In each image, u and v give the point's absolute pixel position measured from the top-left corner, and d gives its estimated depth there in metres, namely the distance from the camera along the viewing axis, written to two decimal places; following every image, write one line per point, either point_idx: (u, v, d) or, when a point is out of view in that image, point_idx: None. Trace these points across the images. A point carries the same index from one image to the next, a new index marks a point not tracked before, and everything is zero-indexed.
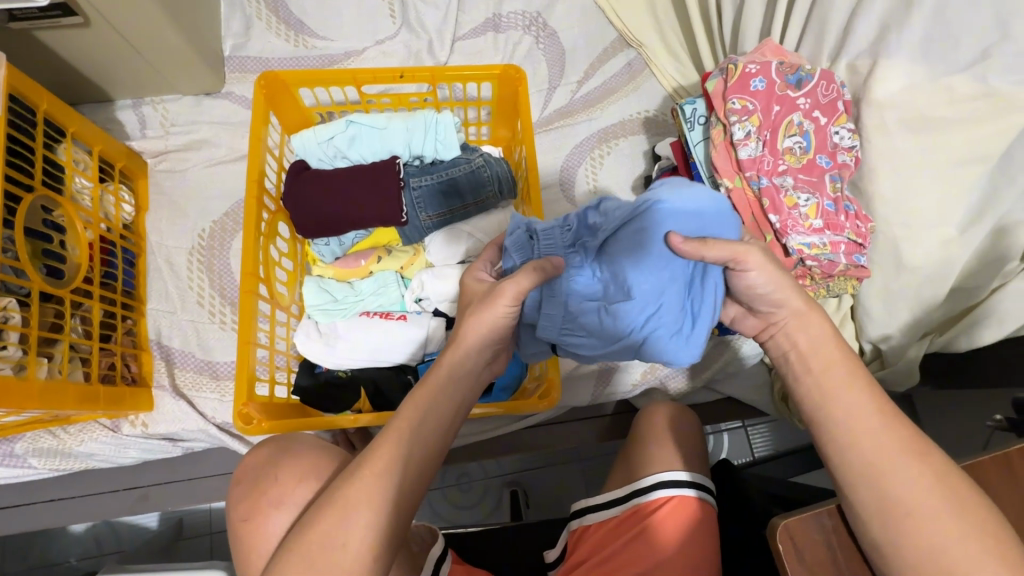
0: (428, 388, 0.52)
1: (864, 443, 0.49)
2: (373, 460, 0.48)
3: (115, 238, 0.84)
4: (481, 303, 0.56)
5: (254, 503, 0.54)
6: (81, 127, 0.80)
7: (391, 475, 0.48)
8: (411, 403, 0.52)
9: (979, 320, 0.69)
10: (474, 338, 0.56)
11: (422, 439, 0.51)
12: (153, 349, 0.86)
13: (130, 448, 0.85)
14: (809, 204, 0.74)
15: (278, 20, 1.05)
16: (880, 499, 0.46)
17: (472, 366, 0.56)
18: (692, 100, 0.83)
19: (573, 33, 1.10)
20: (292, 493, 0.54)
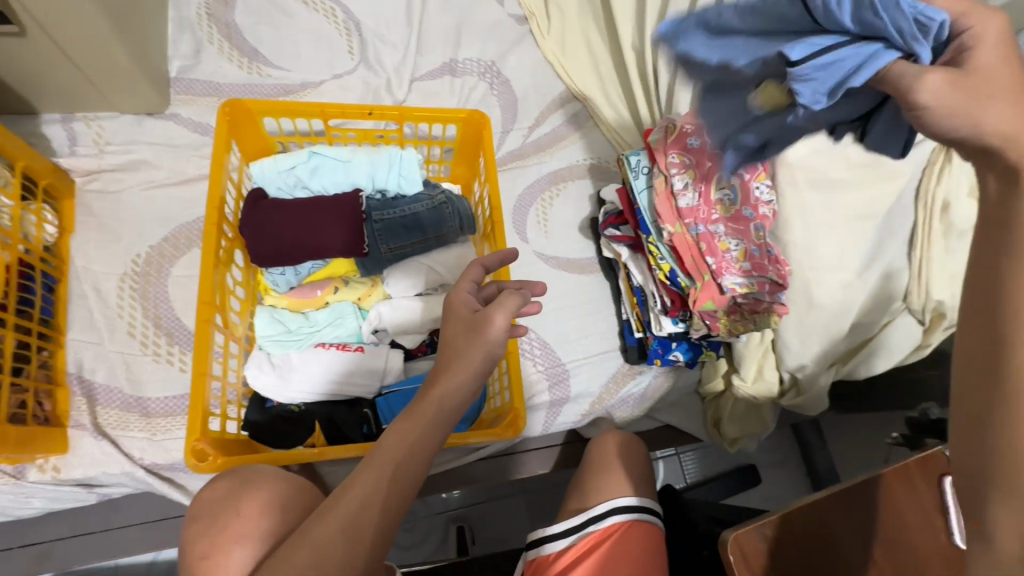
0: (411, 417, 0.51)
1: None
2: (353, 493, 0.47)
3: (35, 261, 0.77)
4: (468, 332, 0.54)
5: (216, 539, 0.50)
6: (5, 140, 0.74)
7: (367, 508, 0.47)
8: (397, 431, 0.50)
9: (875, 352, 0.87)
10: (454, 378, 0.52)
11: (406, 470, 0.49)
12: (72, 384, 0.78)
13: (35, 497, 0.75)
14: (739, 249, 0.82)
15: (231, 46, 1.04)
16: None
17: (462, 386, 0.52)
18: (636, 153, 0.90)
19: (525, 82, 1.18)
20: (259, 525, 0.51)
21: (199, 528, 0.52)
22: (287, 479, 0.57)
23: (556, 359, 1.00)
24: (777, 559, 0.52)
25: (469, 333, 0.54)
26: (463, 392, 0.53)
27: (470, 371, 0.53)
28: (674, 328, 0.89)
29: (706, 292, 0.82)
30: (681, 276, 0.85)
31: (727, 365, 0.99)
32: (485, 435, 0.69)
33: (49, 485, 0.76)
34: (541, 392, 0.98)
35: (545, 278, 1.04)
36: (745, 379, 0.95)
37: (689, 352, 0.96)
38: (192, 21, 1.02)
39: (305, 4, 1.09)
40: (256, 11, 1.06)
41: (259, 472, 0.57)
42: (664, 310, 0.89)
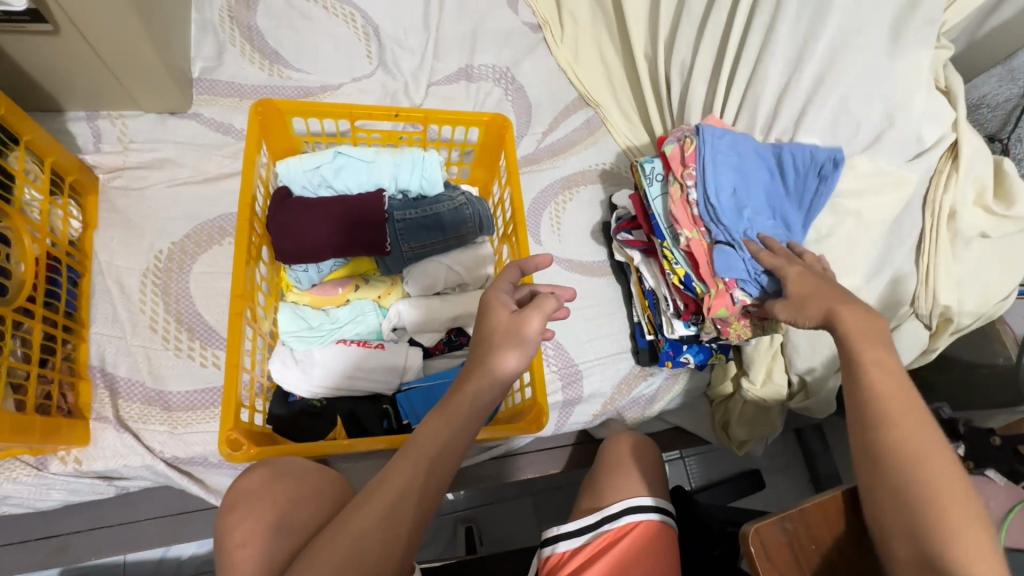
0: (445, 412, 0.52)
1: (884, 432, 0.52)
2: (389, 486, 0.49)
3: (61, 254, 0.78)
4: (506, 334, 0.55)
5: (254, 526, 0.52)
6: (36, 135, 0.75)
7: (403, 500, 0.48)
8: (431, 426, 0.52)
9: None
10: (485, 380, 0.54)
11: (440, 463, 0.51)
12: (94, 377, 0.79)
13: (54, 490, 0.76)
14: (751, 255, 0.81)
15: (253, 49, 1.06)
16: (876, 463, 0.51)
17: (497, 385, 0.54)
18: (650, 159, 0.91)
19: (539, 89, 1.20)
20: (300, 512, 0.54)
21: (234, 515, 0.53)
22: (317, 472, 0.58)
23: (569, 360, 1.01)
24: (797, 554, 0.54)
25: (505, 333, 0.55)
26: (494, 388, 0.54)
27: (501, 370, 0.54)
28: (686, 331, 0.90)
29: (720, 300, 0.81)
30: (696, 281, 0.85)
31: (736, 368, 1.01)
32: (509, 429, 0.71)
33: (69, 477, 0.76)
34: (554, 391, 0.99)
35: (557, 281, 1.06)
36: (755, 382, 0.97)
37: (700, 355, 0.97)
38: (215, 23, 1.04)
39: (326, 9, 1.11)
40: (277, 15, 1.08)
41: (291, 463, 0.58)
42: (677, 313, 0.90)
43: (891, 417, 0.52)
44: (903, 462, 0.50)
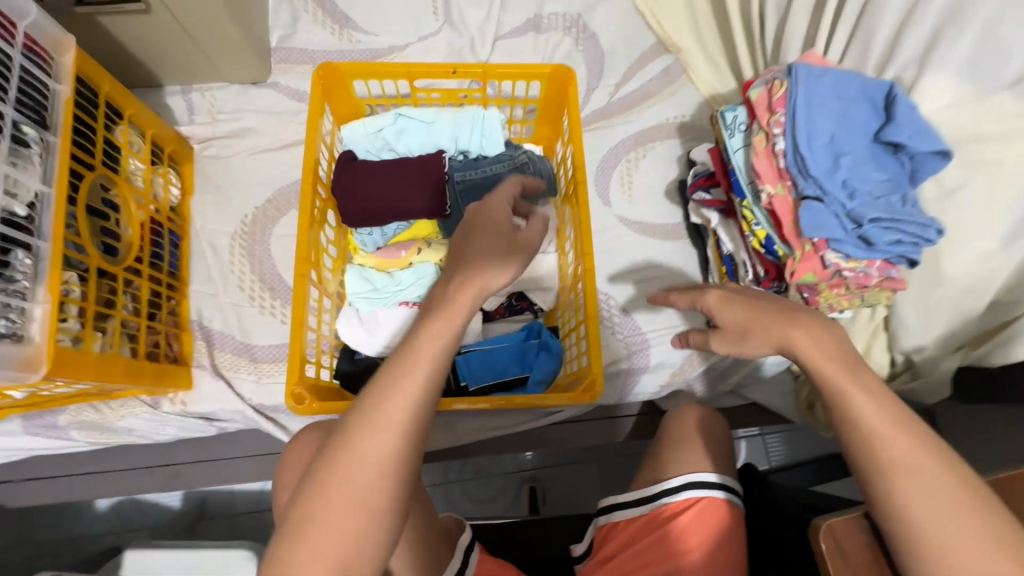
0: (437, 317, 0.51)
1: (898, 479, 0.49)
2: (385, 393, 0.48)
3: (163, 219, 0.86)
4: (504, 245, 0.55)
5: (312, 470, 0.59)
6: (137, 110, 0.82)
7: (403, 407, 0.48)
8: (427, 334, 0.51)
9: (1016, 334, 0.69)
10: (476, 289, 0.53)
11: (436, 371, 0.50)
12: (194, 329, 0.89)
13: (168, 426, 0.88)
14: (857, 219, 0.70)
15: (324, 14, 1.07)
16: (903, 519, 0.48)
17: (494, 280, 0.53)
18: (733, 107, 0.82)
19: (613, 36, 1.11)
20: None
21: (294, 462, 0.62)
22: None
23: (637, 328, 0.96)
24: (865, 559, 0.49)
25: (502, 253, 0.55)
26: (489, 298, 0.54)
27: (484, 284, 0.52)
28: None
29: (806, 264, 0.71)
30: (778, 244, 0.75)
31: None
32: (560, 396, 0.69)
33: (178, 416, 0.87)
34: (620, 360, 0.95)
35: (626, 245, 1.00)
36: None
37: None
38: None
39: None
40: None
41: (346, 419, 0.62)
42: (756, 281, 0.81)
43: (900, 465, 0.50)
44: (927, 516, 0.48)
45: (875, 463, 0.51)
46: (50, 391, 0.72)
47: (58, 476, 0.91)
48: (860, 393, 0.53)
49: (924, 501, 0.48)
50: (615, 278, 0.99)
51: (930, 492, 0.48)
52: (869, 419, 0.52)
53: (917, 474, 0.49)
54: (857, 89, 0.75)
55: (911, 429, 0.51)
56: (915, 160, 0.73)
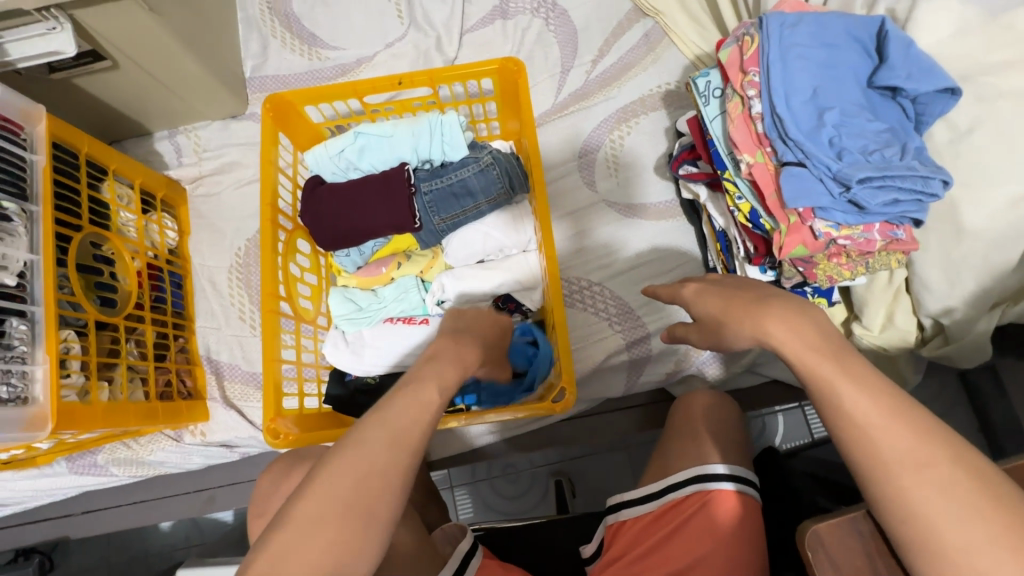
0: (439, 369, 0.53)
1: (906, 485, 0.42)
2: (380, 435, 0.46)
3: (162, 264, 0.90)
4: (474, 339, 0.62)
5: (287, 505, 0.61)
6: (120, 163, 0.85)
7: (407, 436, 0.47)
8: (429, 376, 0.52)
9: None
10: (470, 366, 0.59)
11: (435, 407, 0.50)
12: (205, 364, 0.93)
13: (193, 455, 0.92)
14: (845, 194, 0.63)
15: (292, 36, 1.07)
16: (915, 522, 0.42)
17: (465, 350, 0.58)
18: (704, 73, 0.76)
19: (585, 9, 1.04)
20: None
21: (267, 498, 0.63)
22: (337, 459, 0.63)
23: (636, 318, 0.93)
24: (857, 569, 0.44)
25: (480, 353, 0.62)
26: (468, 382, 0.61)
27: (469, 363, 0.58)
28: (762, 277, 0.77)
29: (794, 237, 0.66)
30: (764, 218, 0.71)
31: (846, 312, 0.84)
32: (530, 408, 0.71)
33: (201, 445, 0.92)
34: (621, 351, 0.92)
35: (617, 229, 0.96)
36: (870, 328, 0.80)
37: None
38: (256, 18, 1.07)
39: None
40: None
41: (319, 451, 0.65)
42: (748, 258, 0.77)
43: (905, 463, 0.42)
44: (944, 521, 0.41)
45: (876, 463, 0.43)
46: (75, 438, 0.79)
47: (97, 510, 0.95)
48: (848, 384, 0.46)
49: (940, 502, 0.41)
50: (609, 266, 0.95)
51: (943, 491, 0.41)
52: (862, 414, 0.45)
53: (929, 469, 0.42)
54: (844, 29, 0.67)
55: (910, 417, 0.44)
56: (918, 103, 0.65)
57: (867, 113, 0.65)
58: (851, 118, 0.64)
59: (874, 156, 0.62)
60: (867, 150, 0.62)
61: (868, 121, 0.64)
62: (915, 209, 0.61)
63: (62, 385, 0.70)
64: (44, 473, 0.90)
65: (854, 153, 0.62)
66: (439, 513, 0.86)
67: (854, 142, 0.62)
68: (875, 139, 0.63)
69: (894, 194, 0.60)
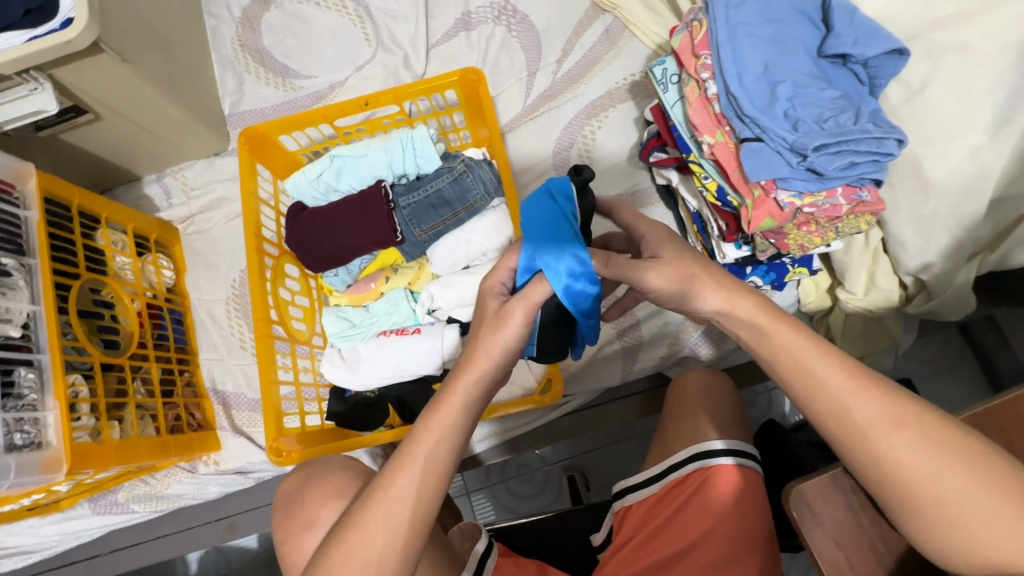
0: (442, 413, 0.53)
1: (876, 441, 0.46)
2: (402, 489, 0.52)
3: (161, 302, 0.93)
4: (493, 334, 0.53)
5: (297, 520, 0.63)
6: (112, 211, 0.89)
7: (428, 487, 0.52)
8: (433, 417, 0.53)
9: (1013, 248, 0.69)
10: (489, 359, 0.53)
11: (445, 448, 0.53)
12: (212, 395, 0.96)
13: (210, 485, 0.94)
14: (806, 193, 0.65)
15: (265, 70, 1.11)
16: (883, 463, 0.46)
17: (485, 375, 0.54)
18: (661, 61, 0.78)
19: (545, 11, 1.07)
20: (318, 513, 0.62)
21: (278, 516, 0.65)
22: (344, 470, 0.66)
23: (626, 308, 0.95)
24: (842, 524, 0.46)
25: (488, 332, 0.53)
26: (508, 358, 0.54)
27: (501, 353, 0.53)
28: (738, 253, 0.78)
29: (761, 210, 0.67)
30: (731, 194, 0.72)
31: (831, 279, 0.85)
32: (526, 403, 0.79)
33: (216, 474, 0.95)
34: (613, 340, 0.95)
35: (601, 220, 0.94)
36: (855, 292, 0.81)
37: (771, 274, 0.82)
38: (230, 57, 1.10)
39: (318, 5, 1.10)
40: (279, 28, 1.11)
41: (321, 466, 0.67)
42: (723, 236, 0.78)
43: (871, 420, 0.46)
44: (912, 471, 0.45)
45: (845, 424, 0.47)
46: (93, 478, 0.82)
47: (123, 547, 0.96)
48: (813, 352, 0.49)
49: (910, 449, 0.46)
50: None
51: (916, 445, 0.45)
52: (826, 377, 0.49)
53: (895, 422, 0.47)
54: (788, 5, 0.68)
55: (873, 381, 0.48)
56: (869, 66, 0.66)
57: (819, 81, 0.66)
58: (805, 87, 0.65)
59: (829, 122, 0.63)
60: (822, 117, 0.64)
61: (825, 89, 0.65)
62: (872, 170, 0.63)
63: (74, 427, 0.73)
64: (69, 516, 0.93)
65: (810, 121, 0.64)
66: (452, 516, 0.87)
67: (808, 111, 0.64)
68: (829, 105, 0.64)
69: (851, 157, 0.62)
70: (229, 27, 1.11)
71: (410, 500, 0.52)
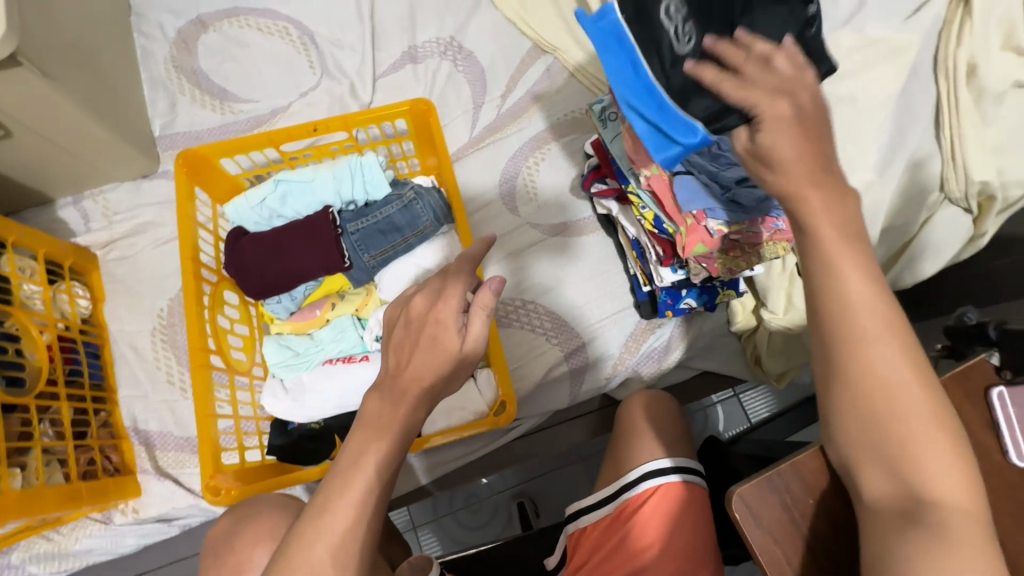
0: (370, 423, 0.49)
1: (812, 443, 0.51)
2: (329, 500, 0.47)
3: (75, 334, 0.86)
4: (431, 346, 0.51)
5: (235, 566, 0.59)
6: (20, 235, 0.81)
7: (355, 504, 0.47)
8: (358, 434, 0.50)
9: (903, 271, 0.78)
10: (427, 368, 0.50)
11: (371, 463, 0.48)
12: (132, 436, 0.88)
13: (126, 536, 0.85)
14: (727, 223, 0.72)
15: (201, 92, 1.07)
16: (812, 467, 0.50)
17: (414, 387, 0.50)
18: (600, 100, 0.84)
19: (489, 49, 1.12)
20: (259, 556, 0.58)
21: (209, 560, 0.60)
22: (278, 509, 0.62)
23: (572, 332, 0.98)
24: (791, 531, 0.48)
25: (429, 344, 0.51)
26: (440, 361, 0.50)
27: (432, 370, 0.50)
28: (674, 277, 0.85)
29: (694, 237, 0.73)
30: (666, 224, 0.79)
31: (756, 300, 0.93)
32: (476, 426, 0.78)
33: (134, 524, 0.86)
34: (560, 362, 0.98)
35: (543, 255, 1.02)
36: (776, 311, 0.88)
37: (703, 296, 0.91)
38: (162, 77, 1.06)
39: (260, 30, 1.09)
40: (217, 50, 1.09)
41: (264, 505, 0.63)
42: (660, 261, 0.85)
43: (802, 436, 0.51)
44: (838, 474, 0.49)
45: None
46: None
47: None
48: None
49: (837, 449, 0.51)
50: (539, 281, 1.00)
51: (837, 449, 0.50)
52: None
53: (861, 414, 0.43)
54: None
55: None
56: None
57: None
58: None
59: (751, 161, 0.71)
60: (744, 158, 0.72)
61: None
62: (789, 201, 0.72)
63: None
64: None
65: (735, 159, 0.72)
66: (400, 551, 0.84)
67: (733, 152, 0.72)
68: None
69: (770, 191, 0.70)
70: (162, 47, 1.07)
71: (351, 539, 0.46)
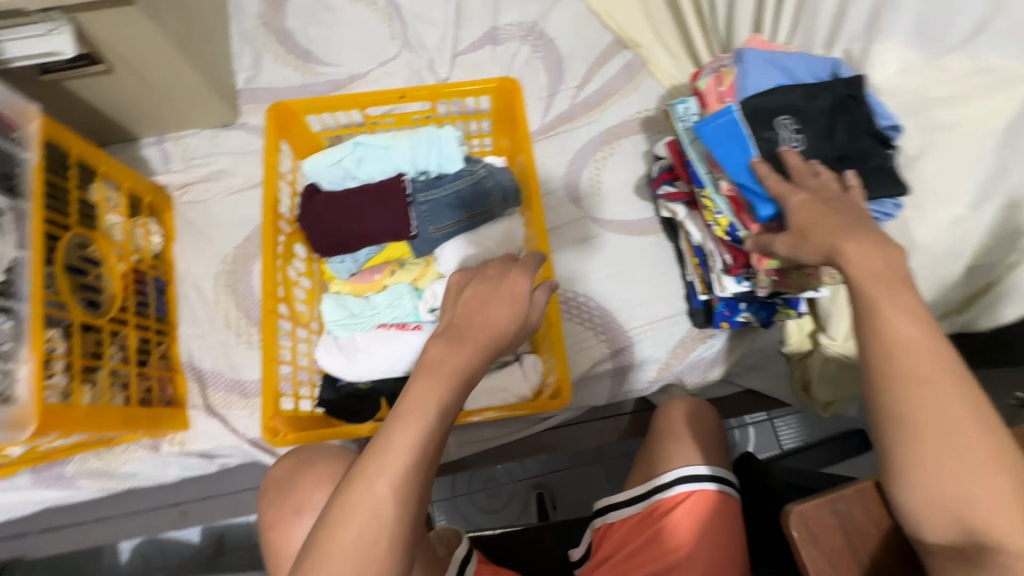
0: (436, 368, 0.49)
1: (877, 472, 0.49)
2: (391, 438, 0.46)
3: (145, 268, 0.89)
4: (506, 300, 0.55)
5: (283, 509, 0.61)
6: (110, 167, 0.84)
7: (421, 445, 0.47)
8: (422, 378, 0.49)
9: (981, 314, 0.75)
10: (501, 316, 0.54)
11: (437, 405, 0.48)
12: (187, 372, 0.92)
13: (170, 465, 0.89)
14: None
15: (285, 51, 1.10)
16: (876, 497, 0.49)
17: (484, 336, 0.52)
18: (683, 99, 0.82)
19: (569, 39, 1.11)
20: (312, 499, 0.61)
21: (268, 498, 0.63)
22: (339, 457, 0.65)
23: (618, 327, 0.98)
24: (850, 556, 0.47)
25: (510, 292, 0.55)
26: (515, 316, 0.55)
27: (504, 321, 0.54)
28: (737, 287, 0.83)
29: None
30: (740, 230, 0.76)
31: (815, 324, 0.89)
32: (533, 406, 0.78)
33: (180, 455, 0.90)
34: (605, 359, 0.97)
35: (601, 248, 1.01)
36: (835, 338, 0.84)
37: (762, 312, 0.89)
38: (251, 32, 1.09)
39: None
40: (305, 12, 1.11)
41: (315, 454, 0.65)
42: (725, 269, 0.83)
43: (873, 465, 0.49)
44: None
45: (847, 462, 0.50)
46: (49, 442, 0.78)
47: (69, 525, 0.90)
48: None
49: None
50: (592, 276, 1.00)
51: None
52: None
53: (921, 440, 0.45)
54: (806, 65, 0.73)
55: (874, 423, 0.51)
56: None
57: None
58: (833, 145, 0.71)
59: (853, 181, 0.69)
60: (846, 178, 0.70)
61: (839, 136, 0.67)
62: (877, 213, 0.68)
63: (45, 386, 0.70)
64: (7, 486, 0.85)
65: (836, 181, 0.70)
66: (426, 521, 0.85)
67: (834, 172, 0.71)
68: None
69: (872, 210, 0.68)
70: (254, 3, 1.10)
71: (412, 477, 0.46)
